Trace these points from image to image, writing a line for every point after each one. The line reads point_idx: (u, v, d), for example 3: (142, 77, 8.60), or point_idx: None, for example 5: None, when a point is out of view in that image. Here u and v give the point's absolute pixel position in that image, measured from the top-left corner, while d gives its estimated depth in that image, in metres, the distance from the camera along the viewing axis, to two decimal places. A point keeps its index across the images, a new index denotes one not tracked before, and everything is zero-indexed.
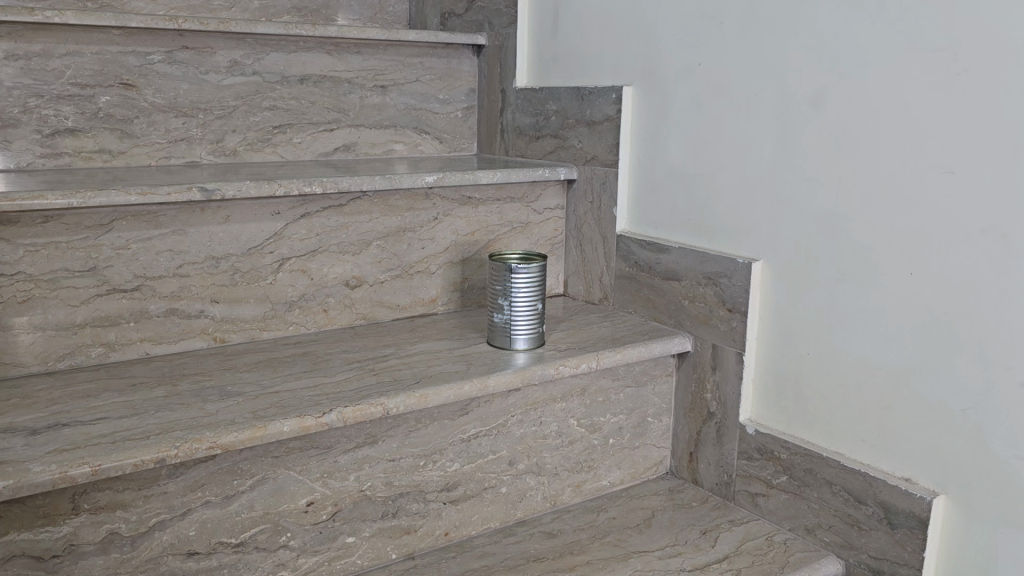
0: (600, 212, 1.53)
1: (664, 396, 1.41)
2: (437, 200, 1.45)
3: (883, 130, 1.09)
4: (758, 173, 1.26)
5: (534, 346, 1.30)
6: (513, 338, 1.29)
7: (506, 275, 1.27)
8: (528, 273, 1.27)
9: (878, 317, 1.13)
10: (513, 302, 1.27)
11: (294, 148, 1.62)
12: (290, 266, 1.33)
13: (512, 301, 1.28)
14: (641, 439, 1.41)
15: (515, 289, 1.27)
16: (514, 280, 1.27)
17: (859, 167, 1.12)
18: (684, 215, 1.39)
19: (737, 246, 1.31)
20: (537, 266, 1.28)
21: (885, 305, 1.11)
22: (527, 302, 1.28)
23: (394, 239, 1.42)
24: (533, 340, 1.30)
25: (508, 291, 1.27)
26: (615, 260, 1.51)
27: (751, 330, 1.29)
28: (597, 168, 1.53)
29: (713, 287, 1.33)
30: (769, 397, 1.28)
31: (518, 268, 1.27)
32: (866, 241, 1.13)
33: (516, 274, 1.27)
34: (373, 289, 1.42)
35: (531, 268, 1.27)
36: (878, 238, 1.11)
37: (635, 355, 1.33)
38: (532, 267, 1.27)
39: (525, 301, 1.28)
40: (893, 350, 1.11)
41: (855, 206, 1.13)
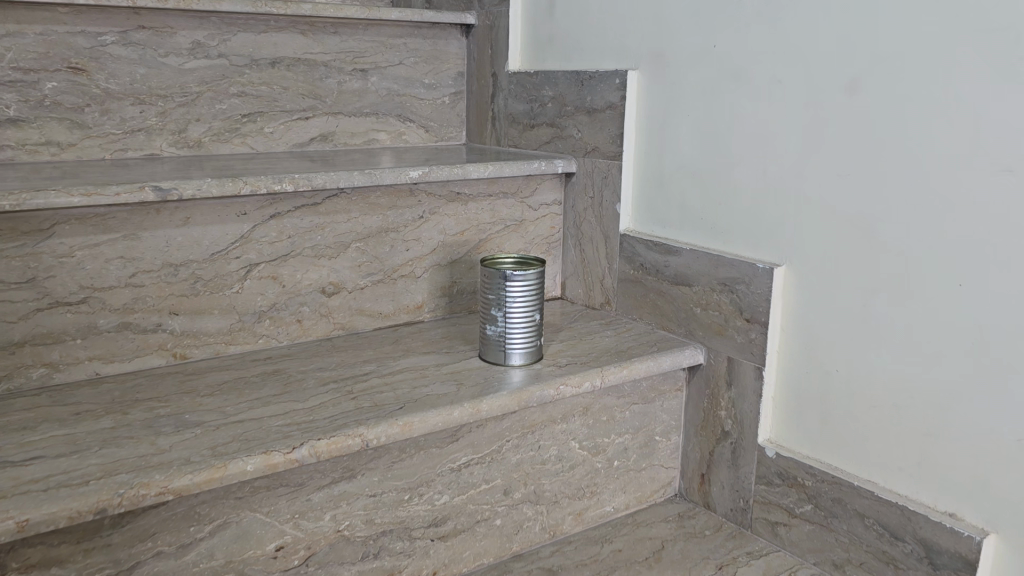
0: (602, 209, 1.40)
1: (672, 412, 1.29)
2: (422, 196, 1.31)
3: (928, 122, 0.96)
4: (781, 170, 1.13)
5: (533, 361, 1.17)
6: (509, 353, 1.16)
7: (501, 283, 1.14)
8: (523, 282, 1.14)
9: (918, 332, 1.00)
10: (509, 313, 1.14)
11: (266, 139, 1.48)
12: (259, 272, 1.20)
13: (506, 312, 1.14)
14: (648, 460, 1.28)
15: (510, 298, 1.14)
16: (511, 288, 1.13)
17: (899, 164, 0.99)
18: (695, 214, 1.26)
19: (755, 249, 1.18)
20: (534, 273, 1.14)
21: (928, 319, 0.99)
22: (523, 313, 1.15)
23: (375, 240, 1.28)
24: (531, 354, 1.17)
25: (503, 301, 1.14)
26: (618, 261, 1.38)
27: (771, 343, 1.17)
28: (598, 161, 1.39)
29: (729, 294, 1.20)
30: (792, 417, 1.16)
31: (514, 274, 1.13)
32: (905, 248, 1.00)
33: (512, 281, 1.13)
34: (352, 295, 1.29)
35: (527, 276, 1.14)
36: (920, 245, 0.99)
37: (643, 369, 1.20)
38: (528, 274, 1.14)
39: (522, 311, 1.14)
40: (936, 370, 0.99)
41: (894, 208, 1.01)
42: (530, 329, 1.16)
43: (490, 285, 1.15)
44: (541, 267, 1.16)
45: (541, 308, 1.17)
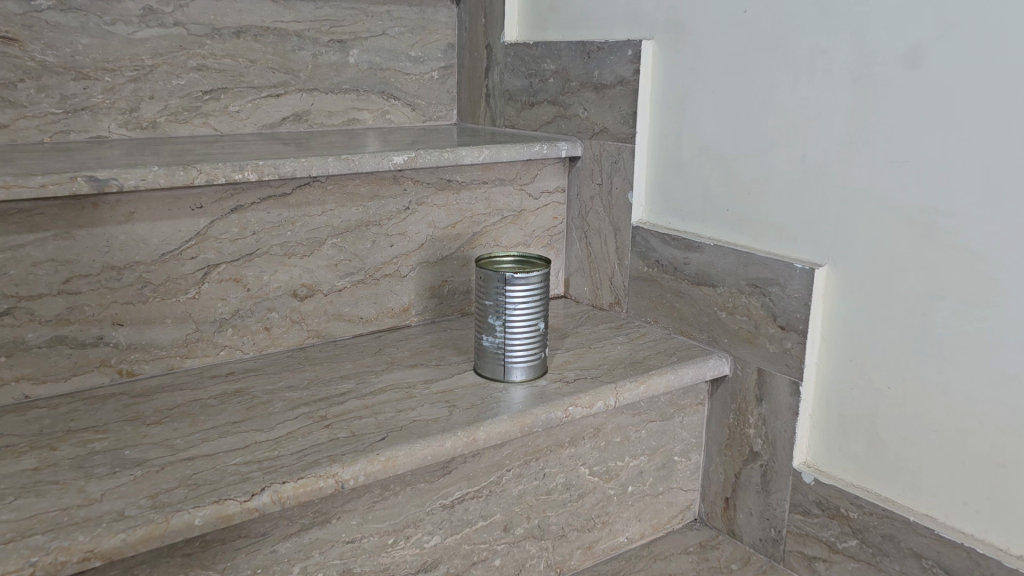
0: (611, 198, 1.24)
1: (693, 429, 1.14)
2: (408, 184, 1.15)
3: (1009, 98, 0.80)
4: (823, 155, 0.97)
5: (537, 376, 1.02)
6: (510, 367, 1.00)
7: (501, 287, 0.97)
8: (525, 285, 0.98)
9: (992, 347, 0.85)
10: (509, 321, 0.98)
11: (231, 119, 1.31)
12: (218, 274, 1.03)
13: (505, 321, 0.98)
14: (666, 484, 1.13)
15: (511, 303, 0.98)
16: (512, 293, 0.97)
17: (971, 149, 0.84)
18: (719, 206, 1.11)
19: (791, 247, 1.02)
20: (538, 275, 0.98)
21: (1005, 333, 0.84)
22: (525, 322, 0.99)
23: (354, 236, 1.12)
24: (535, 368, 1.02)
25: (503, 308, 0.98)
26: (630, 258, 1.23)
27: (810, 354, 1.01)
28: (607, 143, 1.23)
29: (761, 297, 1.05)
30: (835, 439, 1.01)
31: (516, 276, 0.97)
32: (978, 248, 0.84)
33: (513, 285, 0.97)
34: (328, 299, 1.13)
35: (530, 279, 0.97)
36: (995, 245, 0.83)
37: (662, 385, 1.05)
38: (532, 276, 0.98)
39: (524, 319, 0.99)
40: (1014, 393, 0.84)
41: (963, 199, 0.85)
42: (534, 341, 1.00)
43: (488, 288, 0.99)
44: (545, 267, 1.00)
45: (546, 315, 1.01)
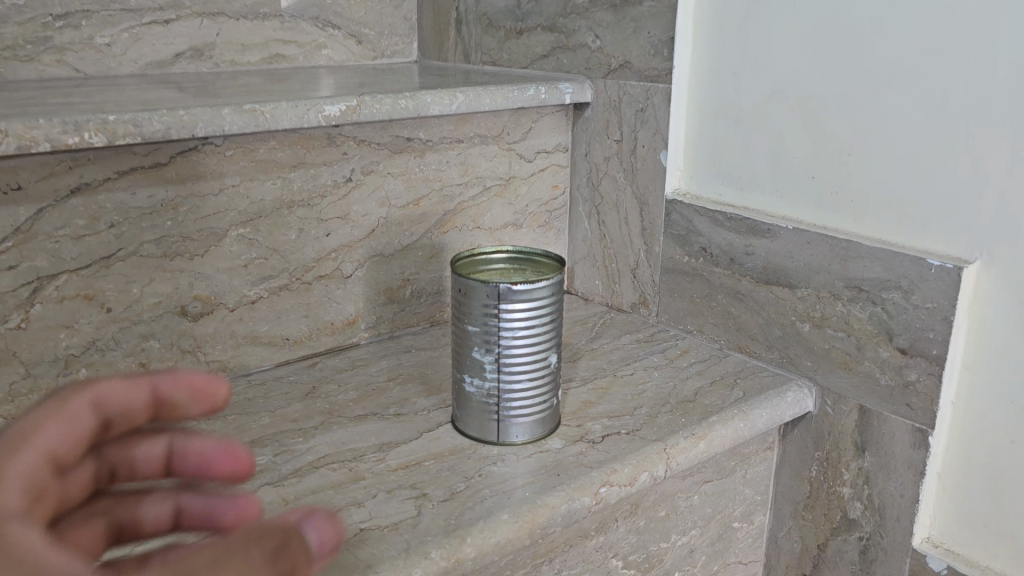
0: (635, 160, 0.90)
1: (758, 484, 0.82)
2: (348, 146, 0.80)
3: None
4: (979, 96, 0.63)
5: (546, 429, 0.69)
6: (509, 423, 0.67)
7: (493, 305, 0.63)
8: (530, 303, 0.63)
9: None
10: (508, 356, 0.64)
11: (100, 55, 0.93)
12: (58, 290, 0.68)
13: (498, 360, 0.64)
14: (721, 561, 0.81)
15: (506, 332, 0.63)
16: (510, 313, 0.63)
17: None
18: (800, 171, 0.77)
19: (917, 233, 0.69)
20: (548, 284, 0.63)
21: None
22: (529, 360, 0.65)
23: (271, 223, 0.78)
24: (545, 419, 0.68)
25: (498, 336, 0.63)
26: (664, 243, 0.89)
27: (946, 392, 0.69)
28: (628, 83, 0.88)
29: (868, 305, 0.72)
30: (981, 512, 0.69)
31: (517, 289, 0.62)
32: None
33: (513, 302, 0.62)
34: (237, 316, 0.78)
35: (536, 292, 0.63)
36: None
37: (727, 437, 0.72)
38: (540, 285, 0.63)
39: (529, 351, 0.64)
40: None
41: None
42: (543, 381, 0.66)
43: (471, 306, 0.64)
44: (557, 270, 0.65)
45: (558, 340, 0.67)
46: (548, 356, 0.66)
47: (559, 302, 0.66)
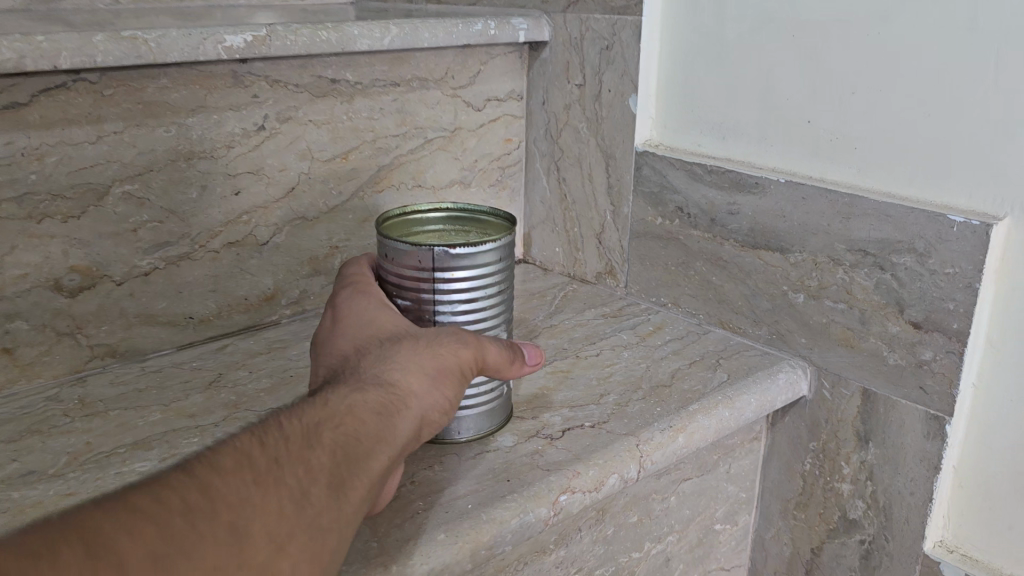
0: (600, 108, 0.78)
1: (742, 479, 0.71)
2: (258, 86, 0.67)
3: None
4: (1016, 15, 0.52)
5: (493, 424, 0.57)
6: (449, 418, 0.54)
7: (427, 272, 0.50)
8: (472, 270, 0.51)
9: None
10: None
11: None
12: None
13: None
14: (700, 567, 0.71)
15: (445, 306, 0.51)
16: (449, 282, 0.51)
17: None
18: (793, 115, 0.66)
19: (934, 185, 0.59)
20: (495, 245, 0.51)
21: None
22: (473, 339, 0.53)
23: (166, 178, 0.65)
24: (493, 412, 0.56)
25: (436, 310, 0.51)
26: (634, 203, 0.77)
27: (967, 372, 0.58)
28: (592, 17, 0.76)
29: (873, 271, 0.61)
30: (1004, 512, 0.59)
31: (456, 252, 0.50)
32: None
33: (451, 267, 0.50)
34: (126, 291, 0.65)
35: (480, 256, 0.51)
36: None
37: (711, 429, 0.61)
38: (485, 247, 0.51)
39: (473, 328, 0.53)
40: None
41: None
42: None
43: (402, 274, 0.52)
44: (506, 229, 0.53)
45: (509, 315, 0.55)
46: (495, 335, 0.54)
47: (508, 269, 0.54)
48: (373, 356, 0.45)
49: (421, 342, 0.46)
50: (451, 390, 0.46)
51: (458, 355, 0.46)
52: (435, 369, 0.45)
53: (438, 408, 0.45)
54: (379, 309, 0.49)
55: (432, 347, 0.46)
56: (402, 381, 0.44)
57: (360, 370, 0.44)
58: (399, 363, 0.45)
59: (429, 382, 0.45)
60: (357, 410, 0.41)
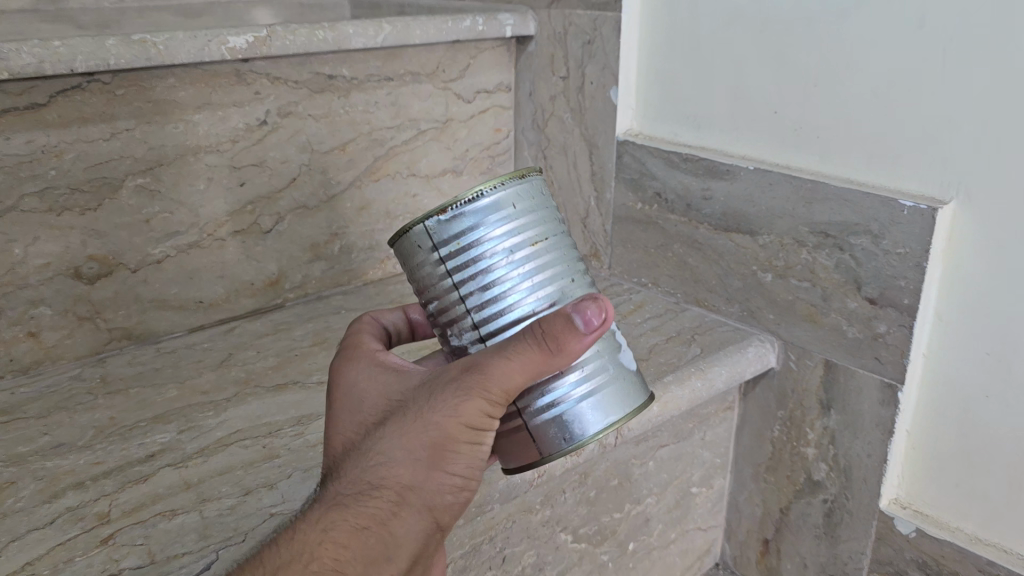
0: (583, 98, 0.82)
1: (718, 446, 0.77)
2: (261, 83, 0.71)
3: None
4: (956, 13, 0.57)
5: (638, 396, 0.46)
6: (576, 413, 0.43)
7: (430, 249, 0.42)
8: (494, 221, 0.41)
9: None
10: (482, 320, 0.42)
11: None
12: None
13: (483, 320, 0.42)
14: (679, 528, 0.76)
15: (480, 272, 0.42)
16: (473, 242, 0.41)
17: None
18: (762, 106, 0.70)
19: (889, 171, 0.63)
20: (499, 190, 0.42)
21: None
22: (529, 307, 0.42)
23: (176, 171, 0.69)
24: (631, 380, 0.45)
25: (456, 291, 0.42)
26: (616, 188, 0.82)
27: (918, 344, 0.63)
28: (575, 12, 0.80)
29: (834, 252, 0.66)
30: (951, 471, 0.65)
31: (449, 216, 0.41)
32: None
33: (471, 223, 0.41)
34: (140, 277, 0.70)
35: (497, 201, 0.42)
36: None
37: (684, 399, 0.66)
38: (484, 192, 0.41)
39: (527, 293, 0.42)
40: None
41: None
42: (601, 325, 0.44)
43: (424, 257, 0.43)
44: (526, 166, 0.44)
45: (573, 275, 0.44)
46: (549, 301, 0.42)
47: (537, 215, 0.43)
48: (365, 440, 0.42)
49: (410, 418, 0.41)
50: (458, 458, 0.41)
51: (453, 421, 0.40)
52: (428, 445, 0.41)
53: (448, 480, 0.42)
54: (374, 371, 0.44)
55: (426, 422, 0.40)
56: (389, 481, 0.40)
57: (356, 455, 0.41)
58: (384, 454, 0.41)
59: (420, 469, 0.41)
60: (332, 536, 0.39)
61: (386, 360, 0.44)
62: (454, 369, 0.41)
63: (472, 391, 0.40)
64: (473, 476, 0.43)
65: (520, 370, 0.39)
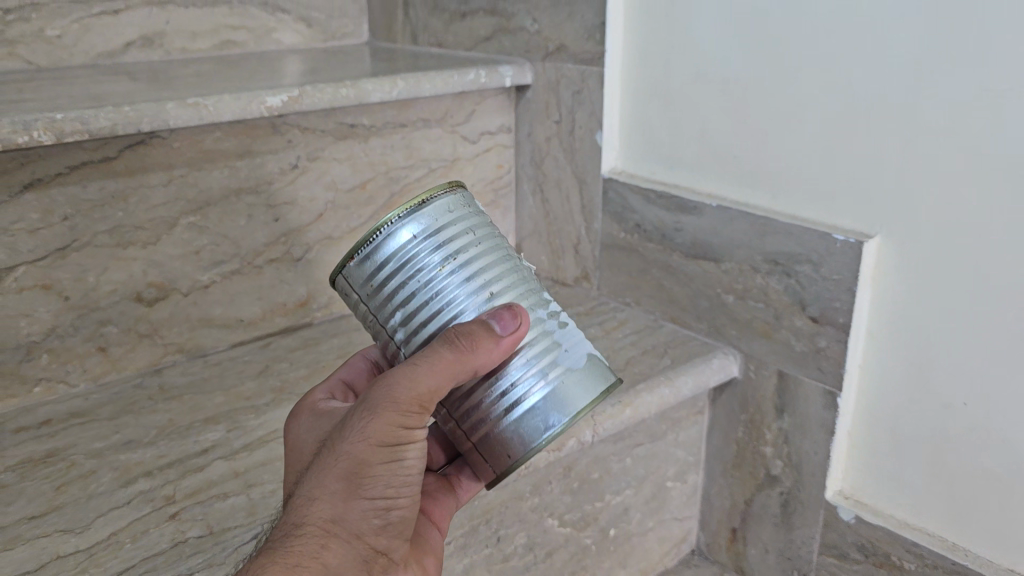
0: (573, 140, 0.94)
1: (690, 446, 0.88)
2: (293, 134, 0.83)
3: None
4: (878, 80, 0.68)
5: (586, 394, 0.52)
6: (519, 416, 0.51)
7: (353, 282, 0.51)
8: (411, 239, 0.49)
9: None
10: (405, 341, 0.51)
11: (49, 46, 0.95)
12: (15, 281, 0.72)
13: (419, 325, 0.50)
14: (656, 518, 0.87)
15: (408, 285, 0.49)
16: (395, 262, 0.49)
17: None
18: (723, 152, 0.81)
19: (828, 210, 0.74)
20: (392, 227, 0.49)
21: None
22: (456, 308, 0.49)
23: (222, 210, 0.81)
24: (577, 380, 0.52)
25: (382, 314, 0.51)
26: (602, 220, 0.93)
27: (853, 357, 0.74)
28: (565, 65, 0.91)
29: (783, 278, 0.77)
30: (883, 467, 0.76)
31: (356, 261, 0.50)
32: None
33: (390, 245, 0.49)
34: (190, 299, 0.82)
35: (411, 223, 0.49)
36: None
37: (654, 404, 0.77)
38: (398, 220, 0.49)
39: (455, 298, 0.49)
40: None
41: None
42: (532, 339, 0.50)
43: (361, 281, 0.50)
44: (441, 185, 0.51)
45: (503, 276, 0.50)
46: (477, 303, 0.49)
47: (448, 234, 0.49)
48: (292, 492, 0.47)
49: (327, 452, 0.47)
50: (378, 476, 0.47)
51: (363, 440, 0.46)
52: (347, 471, 0.46)
53: (372, 502, 0.47)
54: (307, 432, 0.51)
55: (340, 450, 0.46)
56: (315, 512, 0.45)
57: (284, 511, 0.47)
58: (306, 490, 0.46)
59: (342, 492, 0.46)
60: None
61: (317, 423, 0.51)
62: (361, 403, 0.47)
63: (378, 411, 0.46)
64: (398, 498, 0.48)
65: (421, 373, 0.46)
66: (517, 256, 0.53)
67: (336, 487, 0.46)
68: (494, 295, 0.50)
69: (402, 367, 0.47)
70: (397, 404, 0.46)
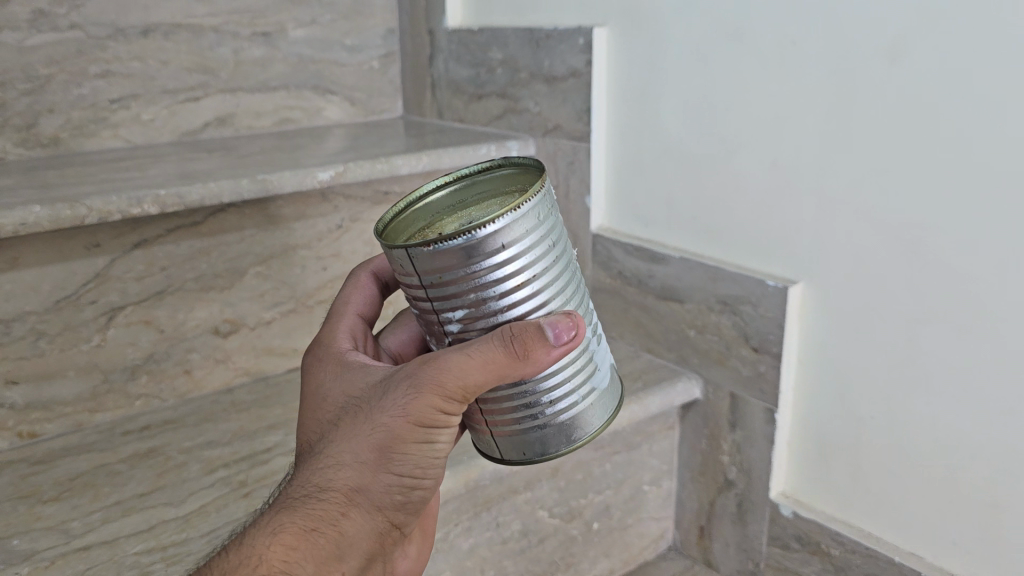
0: (569, 202, 1.13)
1: (664, 456, 1.05)
2: (339, 201, 1.04)
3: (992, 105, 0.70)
4: (796, 160, 0.86)
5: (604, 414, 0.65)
6: (562, 424, 0.62)
7: (423, 263, 0.54)
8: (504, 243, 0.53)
9: (976, 378, 0.76)
10: (461, 328, 0.58)
11: (144, 128, 1.18)
12: (125, 317, 0.93)
13: (486, 310, 0.56)
14: (635, 515, 1.05)
15: (490, 279, 0.54)
16: (486, 258, 0.53)
17: (950, 158, 0.73)
18: (685, 212, 1.00)
19: (764, 260, 0.92)
20: (480, 233, 0.52)
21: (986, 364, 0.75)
22: (524, 305, 0.56)
23: (281, 261, 1.02)
24: (600, 401, 0.65)
25: (448, 296, 0.55)
26: (593, 268, 1.12)
27: (785, 379, 0.91)
28: (561, 141, 1.11)
29: (731, 316, 0.95)
30: (814, 470, 0.92)
31: (431, 252, 0.53)
32: (959, 268, 0.74)
33: (483, 244, 0.52)
34: (256, 333, 1.02)
35: (506, 228, 0.53)
36: (975, 268, 0.74)
37: (625, 418, 0.95)
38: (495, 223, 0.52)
39: (526, 297, 0.56)
40: (997, 430, 0.75)
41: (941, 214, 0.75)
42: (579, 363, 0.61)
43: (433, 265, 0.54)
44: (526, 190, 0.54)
45: (559, 279, 0.58)
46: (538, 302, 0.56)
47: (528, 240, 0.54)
48: (334, 438, 0.60)
49: (369, 420, 0.58)
50: (408, 445, 0.58)
51: (401, 417, 0.57)
52: (383, 439, 0.58)
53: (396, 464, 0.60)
54: (346, 381, 0.63)
55: (380, 422, 0.58)
56: (348, 472, 0.59)
57: (322, 458, 0.59)
58: (346, 449, 0.59)
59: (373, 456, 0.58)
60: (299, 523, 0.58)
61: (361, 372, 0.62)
62: (408, 378, 0.58)
63: (422, 394, 0.57)
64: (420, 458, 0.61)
65: (472, 372, 0.55)
66: (568, 257, 0.60)
67: (370, 453, 0.59)
68: (550, 303, 0.57)
69: (454, 362, 0.55)
70: (439, 391, 0.56)
